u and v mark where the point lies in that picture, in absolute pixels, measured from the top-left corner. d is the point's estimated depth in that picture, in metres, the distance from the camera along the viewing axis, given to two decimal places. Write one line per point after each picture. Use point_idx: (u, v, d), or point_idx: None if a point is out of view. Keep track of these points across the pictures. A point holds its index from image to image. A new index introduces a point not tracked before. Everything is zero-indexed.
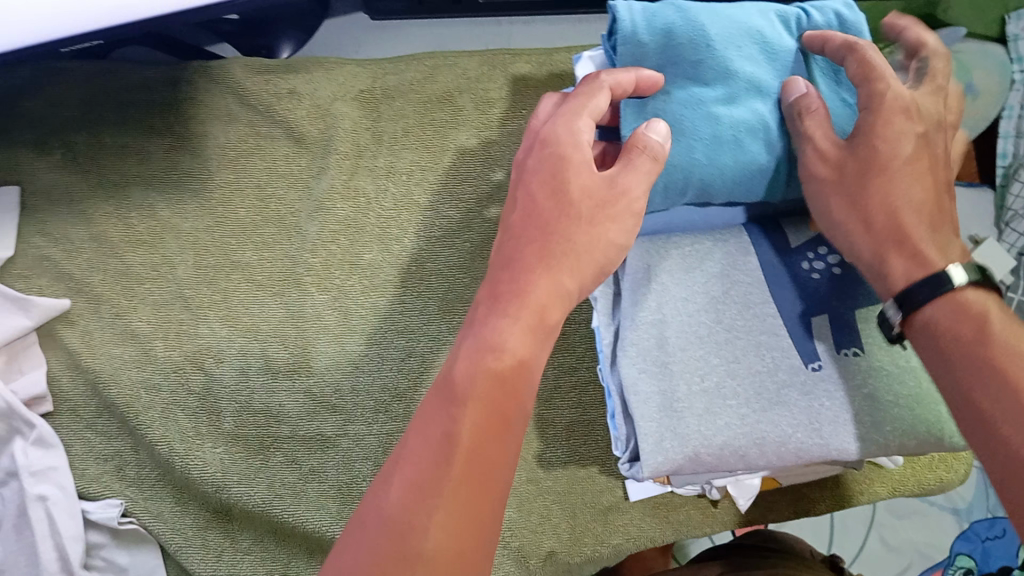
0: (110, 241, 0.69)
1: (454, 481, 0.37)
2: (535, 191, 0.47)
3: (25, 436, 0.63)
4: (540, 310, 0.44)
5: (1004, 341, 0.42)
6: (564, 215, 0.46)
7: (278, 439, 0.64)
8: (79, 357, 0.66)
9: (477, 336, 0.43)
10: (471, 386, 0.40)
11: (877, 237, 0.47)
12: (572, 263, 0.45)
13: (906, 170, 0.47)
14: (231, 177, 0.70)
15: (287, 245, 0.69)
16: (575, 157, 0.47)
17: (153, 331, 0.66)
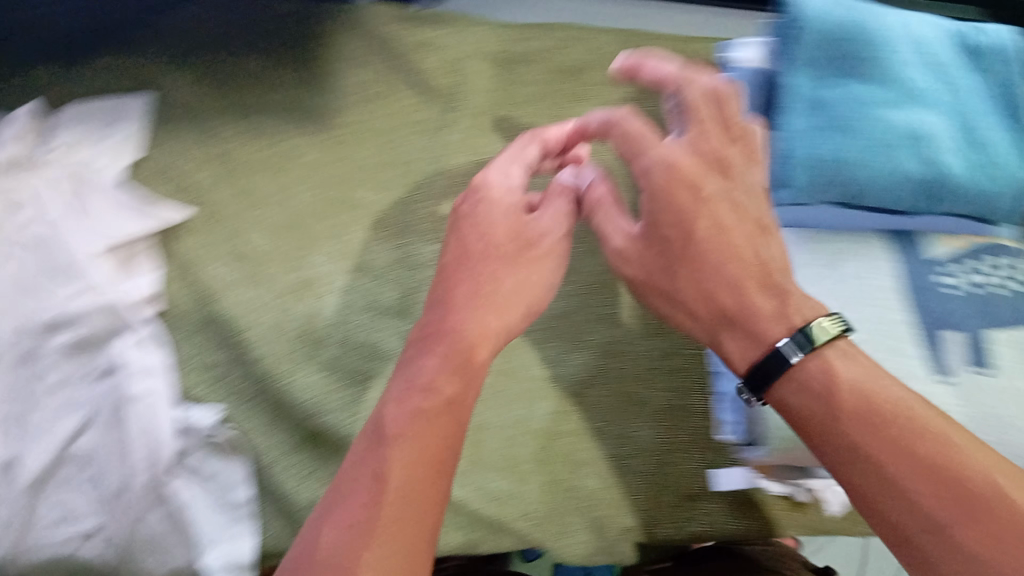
0: (234, 161, 0.70)
1: (387, 518, 0.40)
2: (465, 237, 0.54)
3: (127, 336, 0.65)
4: (470, 348, 0.50)
5: (853, 411, 0.42)
6: (495, 257, 0.53)
7: (378, 376, 0.67)
8: (192, 268, 0.68)
9: (406, 379, 0.48)
10: (401, 427, 0.44)
11: (704, 324, 0.49)
12: (498, 306, 0.52)
13: (711, 242, 0.49)
14: (356, 117, 0.71)
15: (405, 192, 0.69)
16: (502, 201, 0.56)
17: (266, 256, 0.68)
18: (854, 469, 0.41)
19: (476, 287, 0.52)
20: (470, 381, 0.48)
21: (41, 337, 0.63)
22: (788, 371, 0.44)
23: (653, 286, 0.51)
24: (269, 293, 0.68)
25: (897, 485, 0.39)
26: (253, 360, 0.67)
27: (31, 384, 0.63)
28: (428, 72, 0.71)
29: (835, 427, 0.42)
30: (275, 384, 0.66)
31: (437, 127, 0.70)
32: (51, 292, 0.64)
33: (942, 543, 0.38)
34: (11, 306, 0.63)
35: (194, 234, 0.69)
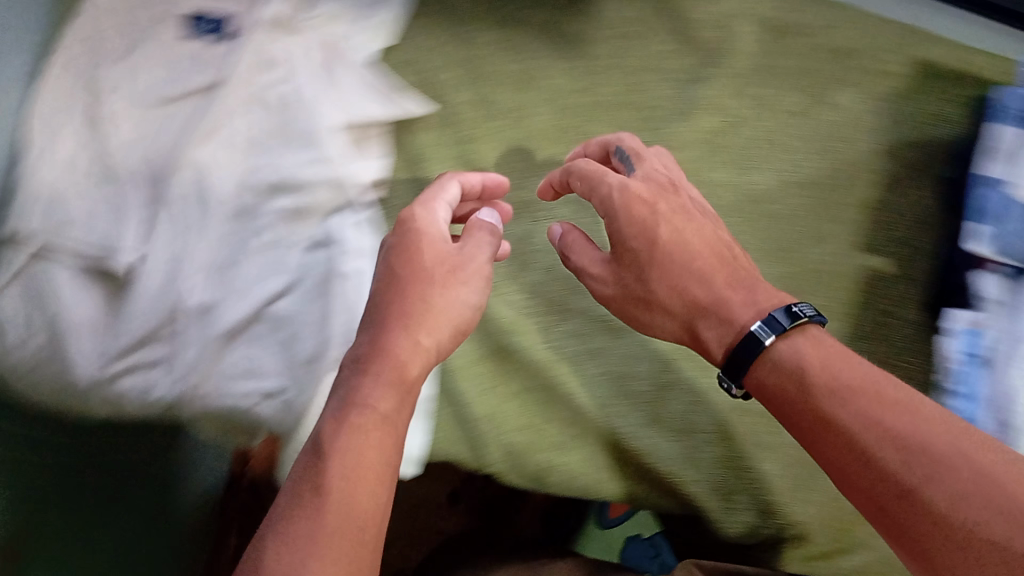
0: (481, 68, 0.69)
1: (328, 529, 0.44)
2: (396, 269, 0.55)
3: (352, 211, 0.67)
4: (402, 368, 0.52)
5: (826, 387, 0.47)
6: (421, 280, 0.55)
7: (575, 309, 0.68)
8: (419, 164, 0.68)
9: (343, 399, 0.51)
10: (340, 442, 0.48)
11: (679, 318, 0.55)
12: (429, 324, 0.54)
13: (675, 250, 0.55)
14: (614, 50, 0.68)
15: (643, 135, 0.67)
16: (429, 234, 0.57)
17: (492, 166, 0.67)
18: (823, 438, 0.47)
19: (401, 315, 0.54)
20: (416, 364, 0.53)
21: (258, 197, 0.66)
22: (757, 366, 0.51)
23: (630, 295, 0.56)
24: None
25: (859, 449, 0.45)
26: None
27: (242, 239, 0.66)
28: (697, 22, 0.69)
29: (804, 403, 0.48)
30: None
31: (694, 79, 0.68)
32: (277, 155, 0.66)
33: (913, 506, 0.43)
34: (240, 163, 0.66)
35: (428, 130, 0.69)
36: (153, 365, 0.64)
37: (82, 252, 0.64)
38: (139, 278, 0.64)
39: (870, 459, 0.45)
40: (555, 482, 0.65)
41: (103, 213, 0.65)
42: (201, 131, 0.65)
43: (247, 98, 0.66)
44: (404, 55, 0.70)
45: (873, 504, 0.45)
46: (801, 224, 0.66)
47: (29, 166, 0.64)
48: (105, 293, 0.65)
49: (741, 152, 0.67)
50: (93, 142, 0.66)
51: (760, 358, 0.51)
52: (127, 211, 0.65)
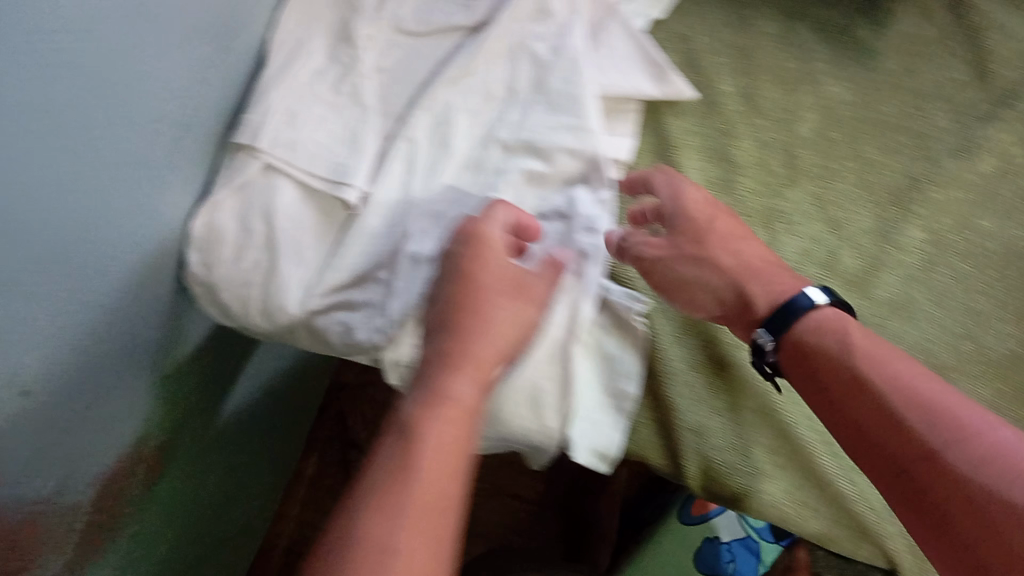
0: (754, 60, 0.66)
1: (411, 509, 0.43)
2: (466, 279, 0.52)
3: (592, 191, 0.61)
4: (482, 362, 0.50)
5: (873, 367, 0.52)
6: (485, 288, 0.52)
7: None
8: (670, 146, 0.63)
9: (428, 388, 0.49)
10: (425, 424, 0.46)
11: (726, 277, 0.59)
12: (498, 333, 0.52)
13: (726, 231, 0.60)
14: (900, 70, 0.65)
15: (912, 163, 0.63)
16: (495, 250, 0.53)
17: (747, 165, 0.63)
18: (847, 401, 0.52)
19: (466, 318, 0.51)
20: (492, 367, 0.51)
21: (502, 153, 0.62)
22: (790, 333, 0.56)
23: (682, 253, 0.60)
24: (734, 208, 0.62)
25: (900, 429, 0.49)
26: None
27: (476, 192, 0.62)
28: (992, 57, 0.66)
29: (852, 380, 0.52)
30: None
31: (980, 118, 0.64)
32: (526, 111, 0.62)
33: (966, 508, 0.45)
34: (485, 114, 0.63)
35: (686, 116, 0.64)
36: (355, 307, 0.61)
37: (318, 178, 0.60)
38: (366, 215, 0.61)
39: (896, 421, 0.49)
40: (750, 511, 0.62)
41: (346, 141, 0.61)
42: (458, 71, 0.62)
43: (511, 49, 0.64)
44: (676, 33, 0.67)
45: (885, 461, 0.49)
46: None
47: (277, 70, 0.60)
48: (325, 220, 0.62)
49: (1014, 204, 0.63)
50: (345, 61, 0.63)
51: (790, 331, 0.56)
52: (366, 140, 0.62)
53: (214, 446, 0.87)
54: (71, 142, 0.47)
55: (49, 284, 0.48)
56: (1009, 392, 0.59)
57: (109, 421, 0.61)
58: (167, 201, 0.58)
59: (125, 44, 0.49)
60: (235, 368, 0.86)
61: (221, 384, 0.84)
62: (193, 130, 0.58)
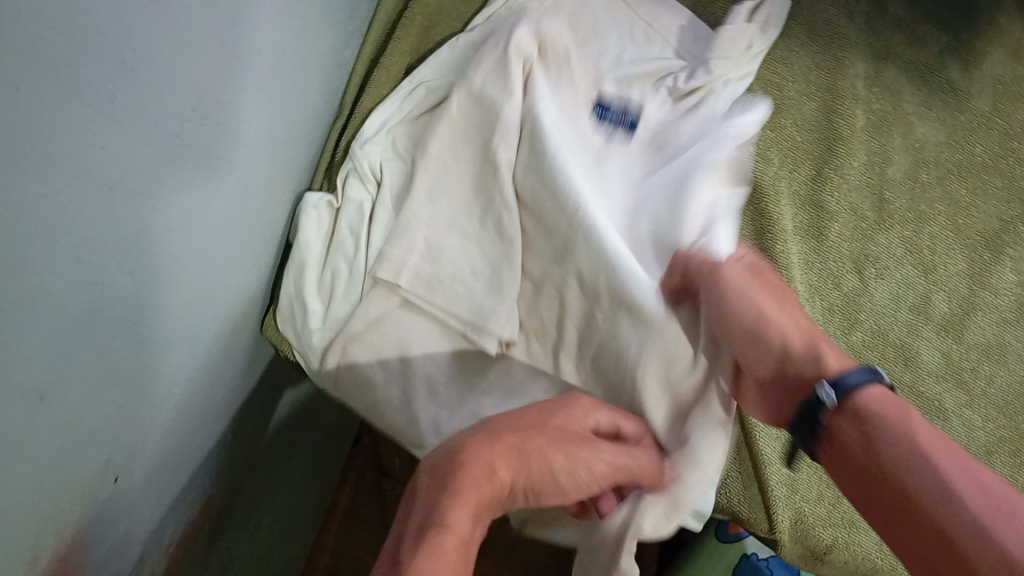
0: (842, 103, 0.64)
1: None
2: (515, 417, 0.46)
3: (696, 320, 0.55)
4: (487, 486, 0.41)
5: (925, 433, 0.42)
6: (530, 432, 0.45)
7: (899, 380, 0.61)
8: (761, 193, 0.62)
9: (423, 511, 0.39)
10: (411, 558, 0.36)
11: (797, 325, 0.51)
12: (518, 461, 0.42)
13: (787, 298, 0.54)
14: (989, 111, 0.65)
15: (1004, 206, 0.63)
16: (573, 418, 0.48)
17: (839, 209, 0.62)
18: (886, 472, 0.42)
19: (487, 438, 0.43)
20: (529, 478, 0.43)
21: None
22: (850, 395, 0.45)
23: (752, 291, 0.52)
24: (824, 254, 0.62)
25: (953, 498, 0.39)
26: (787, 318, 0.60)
27: None
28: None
29: (890, 430, 0.43)
30: None
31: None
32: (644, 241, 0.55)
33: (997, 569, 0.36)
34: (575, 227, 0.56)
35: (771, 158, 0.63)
36: None
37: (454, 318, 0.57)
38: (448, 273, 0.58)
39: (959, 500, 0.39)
40: (840, 564, 0.60)
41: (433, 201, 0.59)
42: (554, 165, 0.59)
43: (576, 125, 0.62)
44: (760, 78, 0.64)
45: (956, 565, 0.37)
46: None
47: (362, 161, 0.59)
48: None
49: None
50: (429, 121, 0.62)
51: (850, 394, 0.45)
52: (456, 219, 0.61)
53: (278, 493, 0.85)
54: (190, 203, 0.45)
55: (162, 356, 0.47)
56: None
57: (195, 477, 0.60)
58: (252, 258, 0.56)
59: (226, 97, 0.45)
60: (295, 415, 0.84)
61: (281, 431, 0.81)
62: (279, 186, 0.56)
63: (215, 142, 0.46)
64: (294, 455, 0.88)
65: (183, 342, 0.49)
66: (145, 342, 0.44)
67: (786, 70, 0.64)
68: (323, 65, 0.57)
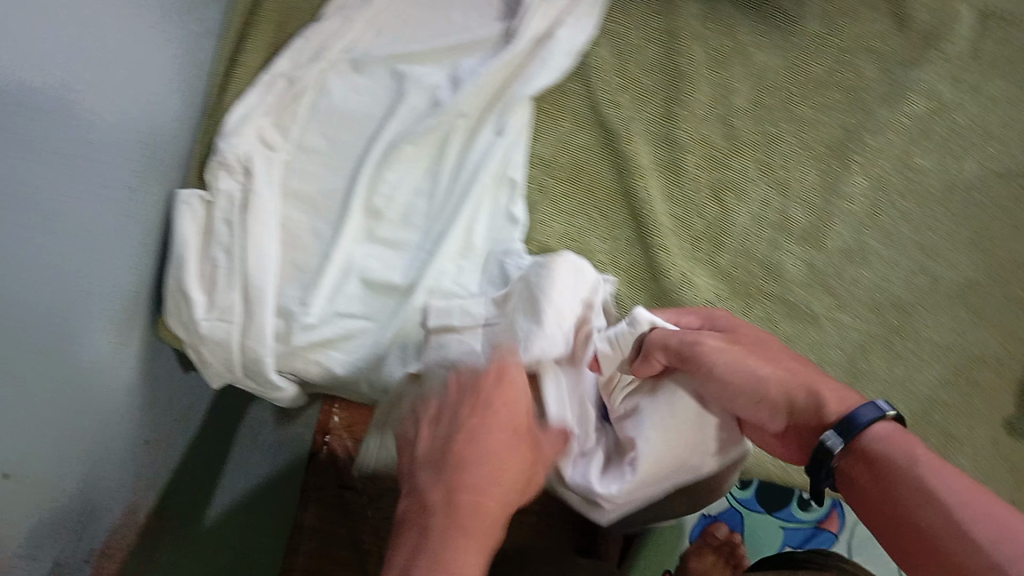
0: (682, 42, 0.68)
1: (470, 541, 0.47)
2: (481, 402, 0.51)
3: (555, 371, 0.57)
4: (481, 510, 0.48)
5: (932, 469, 0.44)
6: (494, 434, 0.50)
7: (768, 294, 0.64)
8: (616, 135, 0.66)
9: (435, 535, 0.46)
10: (443, 543, 0.46)
11: (794, 382, 0.51)
12: (499, 476, 0.49)
13: (784, 356, 0.53)
14: (821, 30, 0.68)
15: (846, 115, 0.66)
16: (517, 384, 0.53)
17: (692, 143, 0.65)
18: (909, 519, 0.43)
19: (471, 449, 0.49)
20: (514, 482, 0.50)
21: (453, 201, 0.64)
22: (861, 435, 0.47)
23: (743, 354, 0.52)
24: (685, 186, 0.65)
25: (945, 519, 0.42)
26: (653, 248, 0.64)
27: (444, 210, 0.64)
28: (909, 6, 0.69)
29: (909, 477, 0.44)
30: (665, 278, 0.63)
31: (907, 64, 0.67)
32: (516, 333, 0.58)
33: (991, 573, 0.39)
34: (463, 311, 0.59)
35: (623, 102, 0.67)
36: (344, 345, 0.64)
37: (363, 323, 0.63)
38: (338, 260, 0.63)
39: (960, 526, 0.41)
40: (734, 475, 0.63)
41: (288, 190, 0.64)
42: (415, 136, 0.64)
43: (429, 94, 0.66)
44: (604, 31, 0.69)
45: (912, 532, 0.43)
46: (1008, 212, 0.65)
47: (227, 154, 0.62)
48: (296, 258, 0.64)
49: (947, 138, 0.66)
50: (295, 110, 0.65)
51: (861, 435, 0.47)
52: (332, 196, 0.65)
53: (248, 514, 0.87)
54: (52, 198, 0.49)
55: (58, 352, 0.51)
56: (964, 314, 0.64)
57: (115, 481, 0.62)
58: (127, 260, 0.59)
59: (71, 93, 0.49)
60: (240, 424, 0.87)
61: (225, 446, 0.83)
62: (146, 189, 0.59)
63: (64, 137, 0.49)
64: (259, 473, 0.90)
65: (74, 339, 0.53)
66: (22, 332, 0.46)
67: (627, 20, 0.69)
68: (175, 70, 0.61)
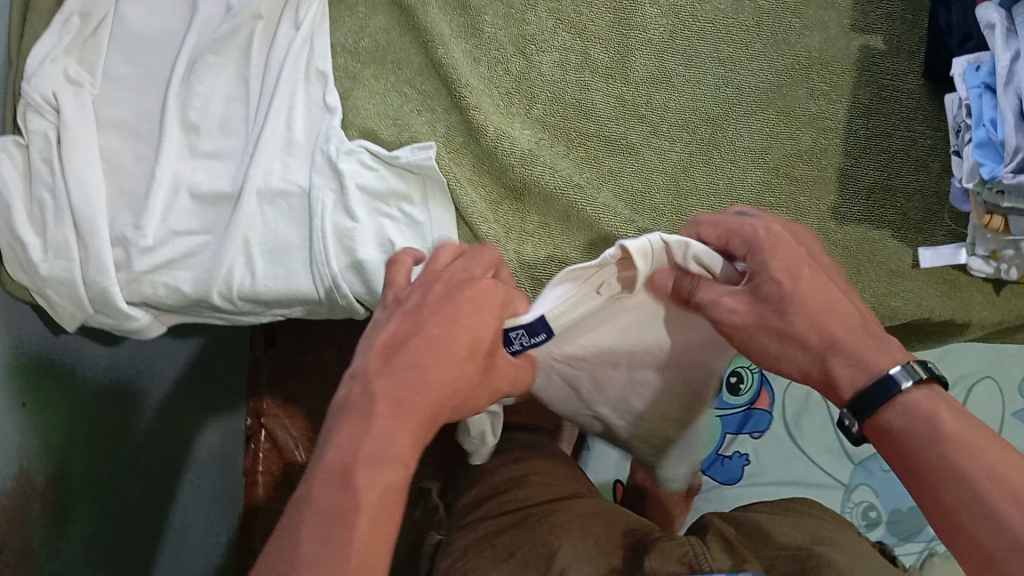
0: None
1: (411, 434, 0.47)
2: (449, 310, 0.53)
3: (423, 243, 0.65)
4: (427, 408, 0.49)
5: (960, 443, 0.46)
6: (450, 346, 0.51)
7: (585, 133, 0.66)
8: (412, 9, 0.68)
9: (376, 425, 0.46)
10: (382, 427, 0.46)
11: (813, 352, 0.53)
12: (456, 379, 0.51)
13: (811, 305, 0.53)
14: None
15: None
16: (487, 303, 0.54)
17: (485, 5, 0.68)
18: (928, 487, 0.46)
19: (430, 352, 0.51)
20: (471, 392, 0.54)
21: (264, 100, 0.65)
22: (880, 412, 0.49)
23: (766, 326, 0.54)
24: (487, 47, 0.67)
25: (978, 502, 0.44)
26: (467, 108, 0.65)
27: (258, 110, 0.65)
28: None
29: (939, 457, 0.46)
30: (484, 134, 0.65)
31: None
32: (371, 225, 0.65)
33: (999, 531, 0.43)
34: (300, 215, 0.65)
35: None
36: (192, 259, 0.65)
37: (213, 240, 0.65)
38: (161, 178, 0.64)
39: (989, 507, 0.43)
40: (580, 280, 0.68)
41: (103, 121, 0.66)
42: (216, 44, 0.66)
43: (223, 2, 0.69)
44: None
45: (930, 500, 0.46)
46: (796, 13, 0.69)
47: (34, 95, 0.63)
48: (123, 186, 0.65)
49: None
50: (94, 45, 0.67)
51: (891, 400, 0.49)
52: (149, 118, 0.66)
53: (158, 482, 0.88)
54: None
55: None
56: (773, 117, 0.67)
57: None
58: None
59: None
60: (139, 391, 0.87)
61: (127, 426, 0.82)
62: None
63: None
64: (174, 448, 0.92)
65: None
66: None
67: None
68: None
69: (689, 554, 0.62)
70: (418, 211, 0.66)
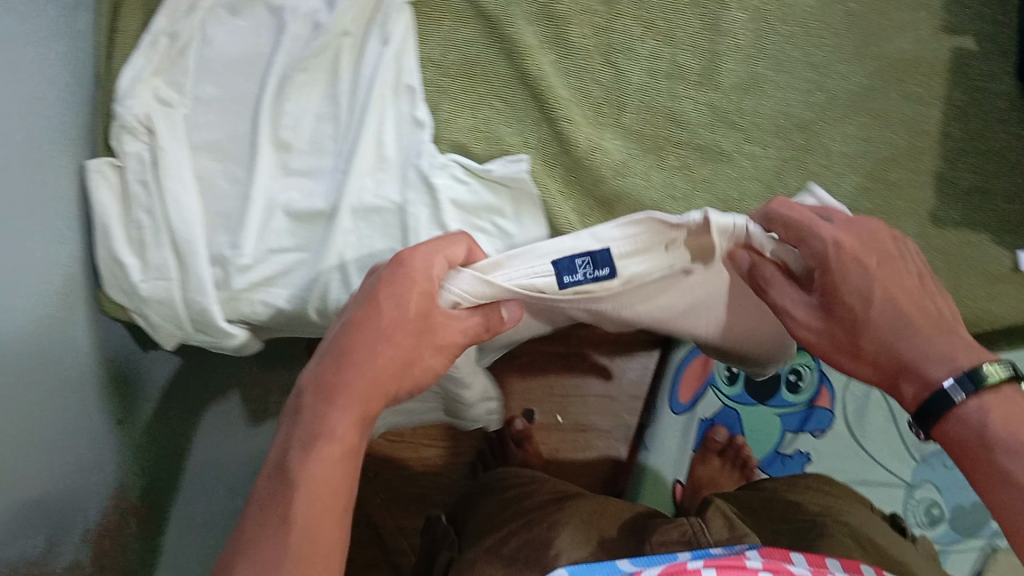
0: None
1: (358, 414, 0.53)
2: (375, 300, 0.55)
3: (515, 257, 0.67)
4: (366, 389, 0.54)
5: (1013, 446, 0.47)
6: (383, 328, 0.55)
7: (676, 140, 0.66)
8: (498, 21, 0.67)
9: (314, 420, 0.52)
10: (325, 418, 0.52)
11: (882, 369, 0.55)
12: (397, 354, 0.55)
13: (880, 314, 0.54)
14: None
15: None
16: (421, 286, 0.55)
17: (572, 14, 0.67)
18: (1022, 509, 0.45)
19: (365, 340, 0.55)
20: (415, 365, 0.56)
21: (356, 116, 0.65)
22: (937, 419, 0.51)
23: (839, 348, 0.56)
24: (575, 58, 0.67)
25: None
26: (558, 121, 0.65)
27: (350, 125, 0.66)
28: None
29: (989, 457, 0.48)
30: (576, 148, 0.65)
31: None
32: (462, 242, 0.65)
33: None
34: (394, 232, 0.65)
35: None
36: (292, 277, 0.66)
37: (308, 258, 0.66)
38: (256, 197, 0.64)
39: None
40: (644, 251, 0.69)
41: (195, 141, 0.66)
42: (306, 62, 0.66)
43: (309, 20, 0.68)
44: None
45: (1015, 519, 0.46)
46: (885, 15, 0.68)
47: (126, 116, 0.63)
48: (218, 206, 0.65)
49: None
50: (182, 65, 0.67)
51: (943, 406, 0.50)
52: (240, 139, 0.66)
53: None
54: None
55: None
56: (866, 120, 0.67)
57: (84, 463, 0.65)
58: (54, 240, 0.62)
59: None
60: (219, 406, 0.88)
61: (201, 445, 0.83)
62: (54, 166, 0.62)
63: None
64: None
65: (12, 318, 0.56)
66: None
67: None
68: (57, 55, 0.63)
69: (686, 531, 0.64)
70: (509, 226, 0.66)
